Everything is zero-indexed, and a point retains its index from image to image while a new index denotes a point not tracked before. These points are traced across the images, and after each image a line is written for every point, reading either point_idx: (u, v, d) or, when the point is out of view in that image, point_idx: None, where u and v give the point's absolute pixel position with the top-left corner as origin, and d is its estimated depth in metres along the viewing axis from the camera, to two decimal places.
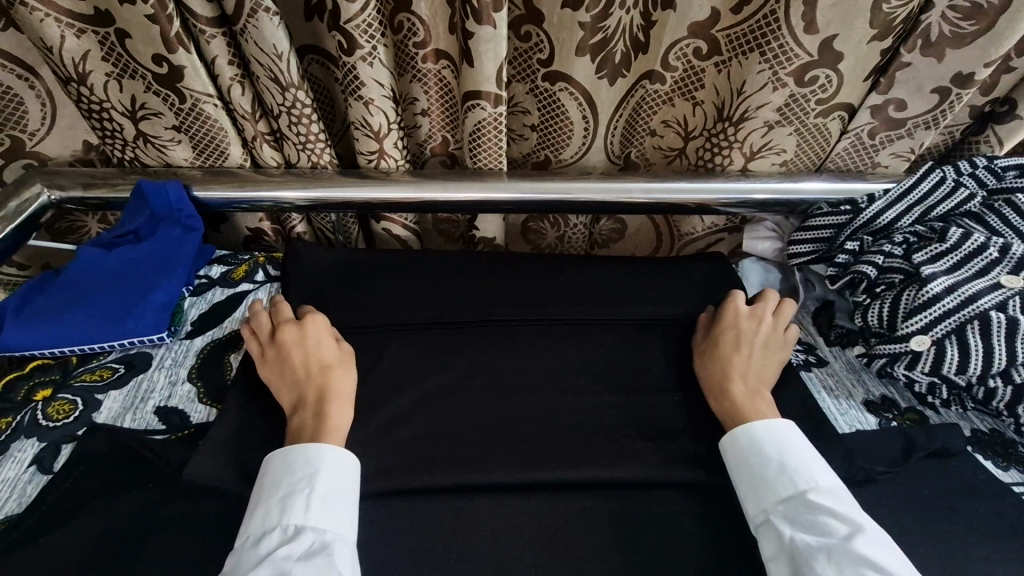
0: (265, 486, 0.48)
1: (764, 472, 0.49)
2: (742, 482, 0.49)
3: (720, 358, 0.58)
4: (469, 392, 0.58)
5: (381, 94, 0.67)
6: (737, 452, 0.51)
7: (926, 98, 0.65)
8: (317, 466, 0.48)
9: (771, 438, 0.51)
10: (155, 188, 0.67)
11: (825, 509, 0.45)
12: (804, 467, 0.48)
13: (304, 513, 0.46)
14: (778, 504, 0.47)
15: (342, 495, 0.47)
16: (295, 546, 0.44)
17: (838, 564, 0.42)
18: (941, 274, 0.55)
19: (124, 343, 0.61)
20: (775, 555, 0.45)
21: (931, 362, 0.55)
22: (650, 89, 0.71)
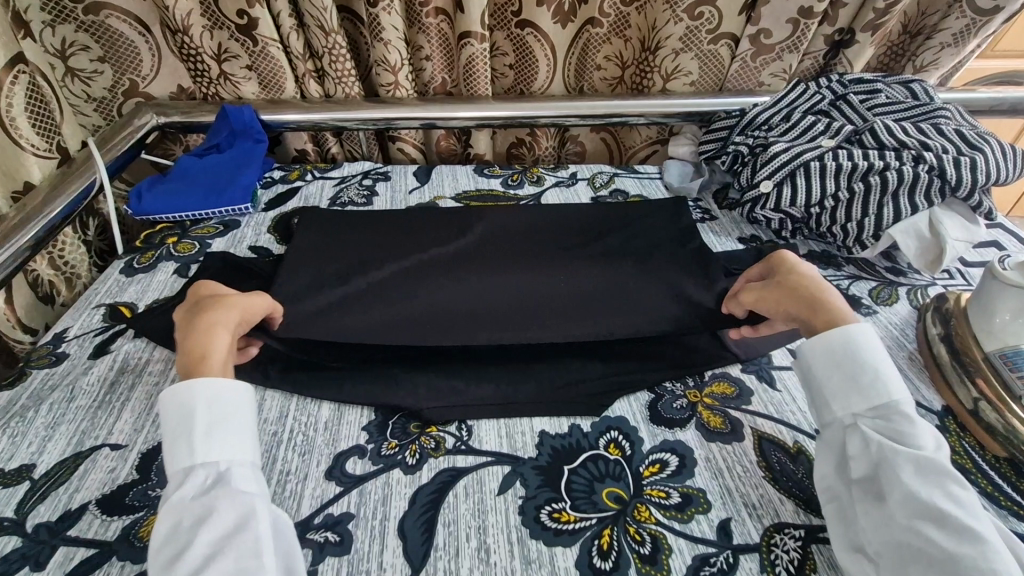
0: (167, 424, 0.48)
1: (856, 378, 0.51)
2: (836, 383, 0.52)
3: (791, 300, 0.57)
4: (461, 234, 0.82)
5: (395, 37, 0.93)
6: (833, 352, 0.52)
7: (785, 26, 0.89)
8: (218, 406, 0.49)
9: (861, 349, 0.52)
10: (235, 111, 0.93)
11: (909, 423, 0.48)
12: (892, 379, 0.51)
13: (206, 445, 0.48)
14: (868, 411, 0.50)
15: (228, 426, 0.49)
16: (197, 476, 0.47)
17: (922, 471, 0.45)
18: (784, 142, 0.81)
19: (221, 212, 0.87)
20: (858, 455, 0.49)
21: (774, 200, 0.79)
22: (592, 32, 0.95)
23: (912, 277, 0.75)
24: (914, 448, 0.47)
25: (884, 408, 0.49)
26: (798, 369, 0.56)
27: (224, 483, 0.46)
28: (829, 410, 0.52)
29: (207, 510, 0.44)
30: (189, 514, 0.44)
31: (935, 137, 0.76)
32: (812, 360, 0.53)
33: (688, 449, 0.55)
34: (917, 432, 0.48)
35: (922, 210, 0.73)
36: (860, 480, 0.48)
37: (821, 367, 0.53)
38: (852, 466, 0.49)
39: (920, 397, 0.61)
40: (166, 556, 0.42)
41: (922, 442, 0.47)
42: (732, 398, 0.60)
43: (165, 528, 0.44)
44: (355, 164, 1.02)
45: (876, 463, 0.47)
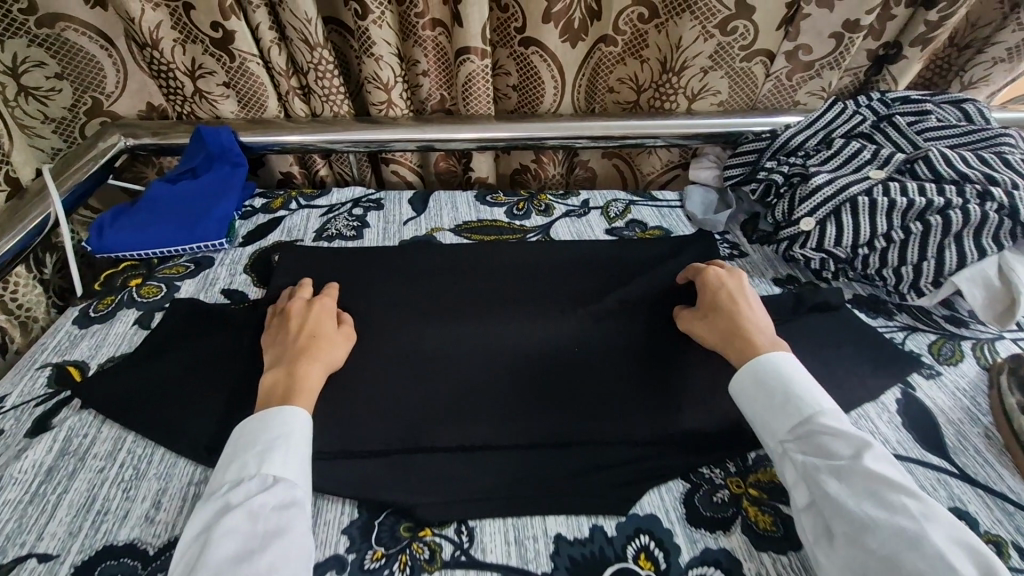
0: (236, 445, 0.48)
1: (774, 399, 0.51)
2: (759, 410, 0.52)
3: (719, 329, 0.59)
4: (460, 274, 0.73)
5: (388, 52, 0.83)
6: (750, 379, 0.53)
7: (826, 42, 0.82)
8: (298, 433, 0.49)
9: (771, 372, 0.52)
10: (211, 132, 0.84)
11: (829, 433, 0.47)
12: (806, 393, 0.50)
13: (279, 466, 0.47)
14: (793, 432, 0.49)
15: (311, 460, 0.49)
16: (273, 495, 0.45)
17: (850, 485, 0.44)
18: (826, 172, 0.71)
19: (193, 248, 0.78)
20: (795, 481, 0.47)
21: (816, 239, 0.69)
22: (605, 50, 0.87)
23: (976, 329, 0.66)
24: (839, 460, 0.45)
25: (804, 424, 0.48)
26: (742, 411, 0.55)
27: (294, 506, 0.45)
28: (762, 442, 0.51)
29: (274, 531, 0.43)
30: (254, 529, 0.42)
31: (1002, 169, 0.66)
32: (738, 394, 0.53)
33: (735, 562, 0.46)
34: (840, 442, 0.46)
35: (991, 253, 0.63)
36: (802, 507, 0.46)
37: (747, 398, 0.53)
38: (795, 494, 0.47)
39: (1005, 486, 0.51)
40: (230, 560, 0.40)
41: (846, 449, 0.46)
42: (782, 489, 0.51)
43: (226, 541, 0.41)
44: (345, 190, 0.93)
45: (809, 486, 0.46)
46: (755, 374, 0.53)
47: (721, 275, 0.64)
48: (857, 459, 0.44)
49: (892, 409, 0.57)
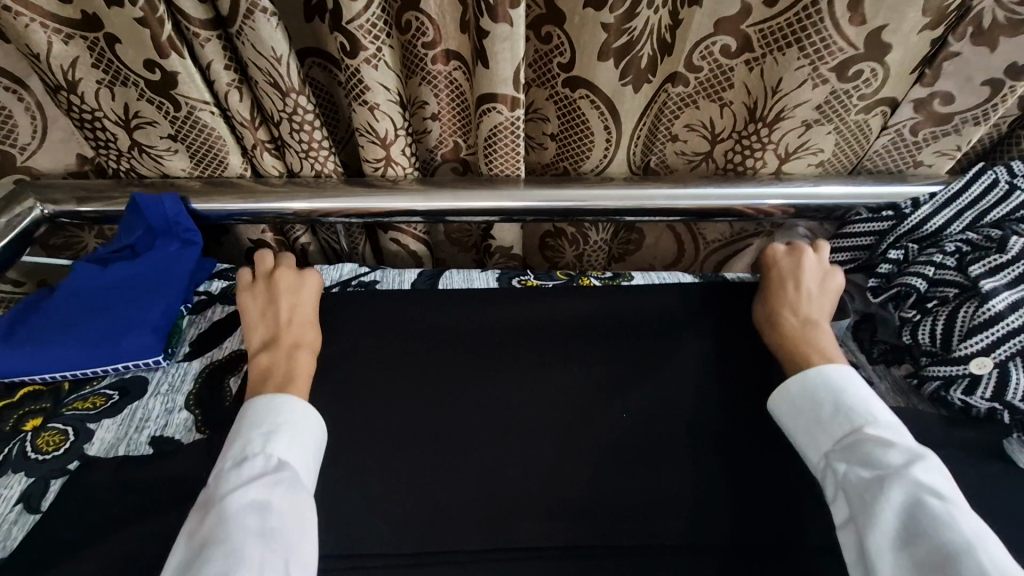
0: (237, 432, 0.48)
1: (821, 416, 0.50)
2: (801, 427, 0.50)
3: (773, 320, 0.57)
4: (483, 420, 0.54)
5: (387, 99, 0.63)
6: (796, 398, 0.51)
7: (977, 92, 0.60)
8: (298, 415, 0.49)
9: (822, 388, 0.51)
10: (151, 202, 0.63)
11: (880, 447, 0.46)
12: (860, 408, 0.49)
13: (284, 447, 0.47)
14: (838, 448, 0.48)
15: (314, 444, 0.49)
16: (281, 476, 0.45)
17: (899, 498, 0.43)
18: (1003, 288, 0.51)
19: (118, 368, 0.58)
20: (837, 497, 0.46)
21: (993, 388, 0.49)
22: (672, 92, 0.66)
23: None
24: (887, 473, 0.44)
25: (853, 438, 0.47)
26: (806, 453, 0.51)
27: (300, 486, 0.45)
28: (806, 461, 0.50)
29: (287, 507, 0.43)
30: (267, 505, 0.43)
31: None
32: (781, 413, 0.52)
33: None
34: (890, 454, 0.45)
35: None
36: (840, 522, 0.45)
37: (792, 415, 0.51)
38: (834, 509, 0.46)
39: None
40: (252, 530, 0.41)
41: (896, 461, 0.44)
42: None
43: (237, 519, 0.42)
44: (332, 267, 0.74)
45: (851, 501, 0.45)
46: (803, 373, 0.52)
47: (780, 256, 0.61)
48: (909, 473, 0.44)
49: None
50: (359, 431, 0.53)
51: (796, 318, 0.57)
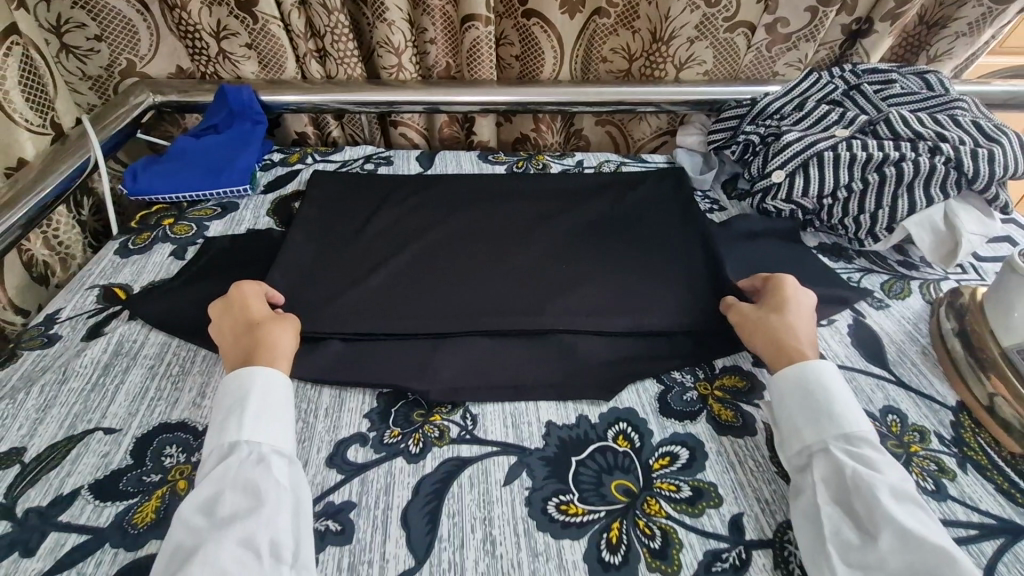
0: (217, 408, 0.51)
1: (828, 406, 0.50)
2: (805, 413, 0.51)
3: (779, 334, 0.57)
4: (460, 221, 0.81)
5: (399, 17, 0.91)
6: (804, 382, 0.52)
7: (803, 16, 0.88)
8: (268, 393, 0.51)
9: (828, 380, 0.52)
10: (234, 90, 0.90)
11: (878, 452, 0.48)
12: (858, 410, 0.51)
13: (259, 419, 0.49)
14: (839, 437, 0.49)
15: (272, 416, 0.50)
16: (237, 458, 0.47)
17: (892, 497, 0.45)
18: (795, 131, 0.79)
19: (219, 193, 0.86)
20: (828, 479, 0.47)
21: (785, 190, 0.77)
22: (599, 23, 0.94)
23: (925, 271, 0.74)
24: (884, 472, 0.46)
25: (854, 435, 0.49)
26: (771, 412, 0.55)
27: (255, 464, 0.47)
28: (797, 435, 0.51)
29: (236, 493, 0.45)
30: (224, 493, 0.44)
31: (953, 128, 0.73)
32: (787, 393, 0.53)
33: (699, 441, 0.54)
34: (886, 460, 0.47)
35: (938, 201, 0.71)
36: (824, 504, 0.46)
37: (793, 399, 0.52)
38: (820, 487, 0.47)
39: (934, 391, 0.59)
40: (198, 523, 0.43)
41: (891, 469, 0.46)
42: (744, 392, 0.59)
43: (200, 502, 0.44)
44: (357, 149, 1.01)
45: (846, 485, 0.46)
46: (816, 371, 0.53)
47: (797, 287, 0.62)
48: (903, 482, 0.46)
49: (844, 331, 0.66)
50: None
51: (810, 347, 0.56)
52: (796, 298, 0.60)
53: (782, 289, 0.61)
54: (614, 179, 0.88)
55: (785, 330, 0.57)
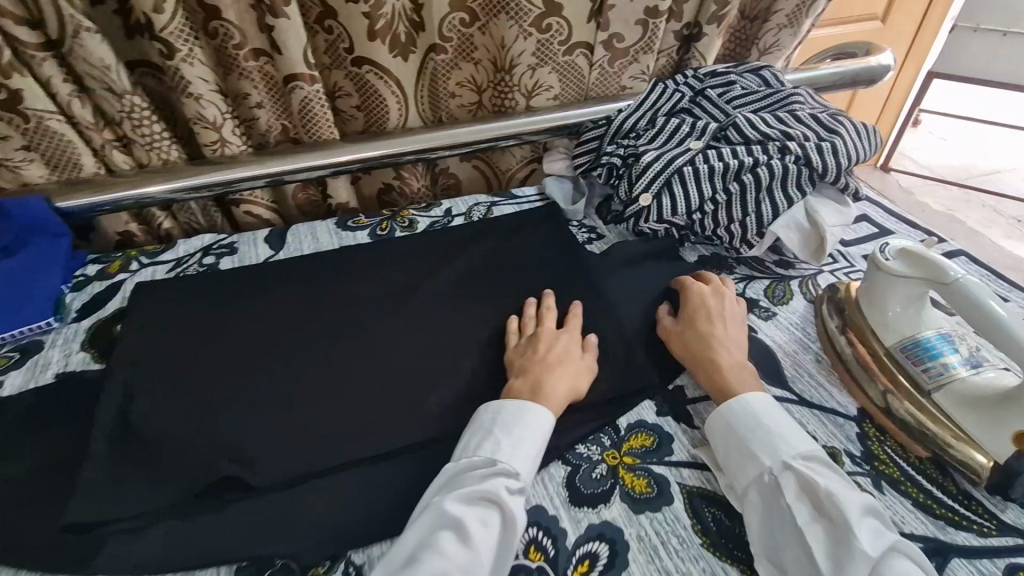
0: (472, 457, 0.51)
1: (773, 426, 0.51)
2: (755, 436, 0.50)
3: (694, 345, 0.59)
4: (316, 318, 0.73)
5: (208, 90, 0.79)
6: (744, 407, 0.53)
7: (635, 29, 0.86)
8: (544, 430, 0.52)
9: (763, 402, 0.53)
10: (18, 204, 0.74)
11: (830, 464, 0.48)
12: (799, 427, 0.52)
13: (510, 454, 0.50)
14: (794, 454, 0.49)
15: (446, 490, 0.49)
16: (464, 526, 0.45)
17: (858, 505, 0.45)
18: (652, 149, 0.77)
19: (15, 334, 0.70)
20: (799, 496, 0.46)
21: (655, 211, 0.74)
22: (438, 60, 0.88)
23: (801, 268, 0.74)
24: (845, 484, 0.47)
25: (807, 451, 0.49)
26: (712, 443, 0.53)
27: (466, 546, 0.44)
28: (754, 460, 0.49)
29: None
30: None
31: (795, 125, 0.73)
32: (732, 418, 0.52)
33: (617, 530, 0.48)
34: (840, 472, 0.48)
35: (796, 200, 0.71)
36: (802, 524, 0.44)
37: (739, 424, 0.52)
38: (795, 508, 0.45)
39: (834, 402, 0.57)
40: None
41: (848, 479, 0.47)
42: (653, 451, 0.54)
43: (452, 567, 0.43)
44: (194, 239, 0.88)
45: (816, 501, 0.45)
46: (752, 397, 0.54)
47: (707, 292, 0.64)
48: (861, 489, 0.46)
49: None
50: (231, 341, 0.69)
51: (731, 356, 0.58)
52: (709, 306, 0.63)
53: (698, 298, 0.64)
54: (475, 240, 0.85)
55: (699, 342, 0.59)
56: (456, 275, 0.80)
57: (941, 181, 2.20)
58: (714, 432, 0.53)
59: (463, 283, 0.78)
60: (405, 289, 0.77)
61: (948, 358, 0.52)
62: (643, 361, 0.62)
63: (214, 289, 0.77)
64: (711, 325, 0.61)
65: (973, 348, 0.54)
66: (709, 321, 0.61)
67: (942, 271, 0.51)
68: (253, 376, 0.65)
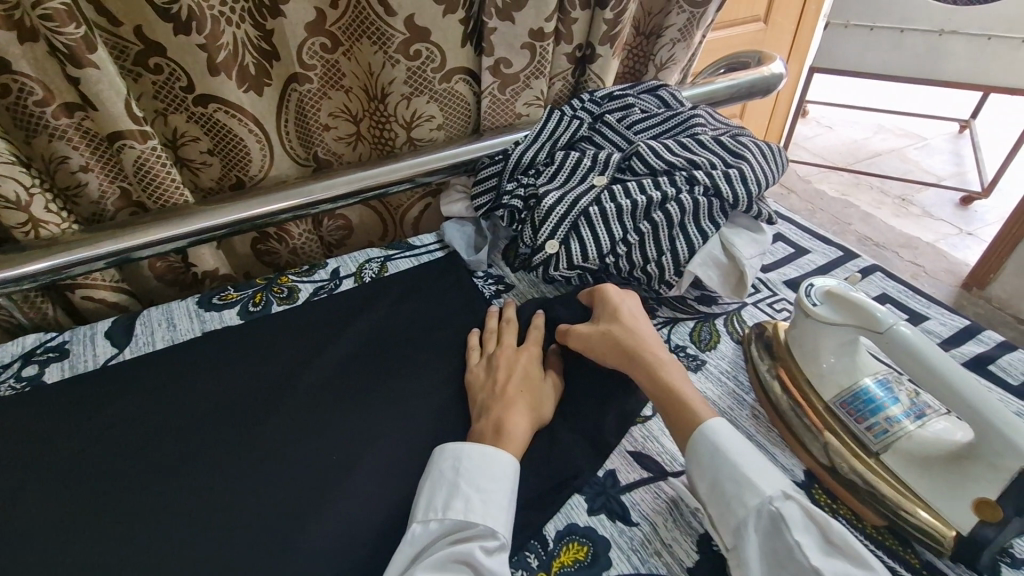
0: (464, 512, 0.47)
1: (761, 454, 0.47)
2: (750, 460, 0.46)
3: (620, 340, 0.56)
4: (178, 438, 0.61)
5: (1, 161, 0.64)
6: (730, 433, 0.49)
7: (521, 53, 0.78)
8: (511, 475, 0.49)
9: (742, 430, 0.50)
10: None
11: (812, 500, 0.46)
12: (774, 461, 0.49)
13: (484, 512, 0.46)
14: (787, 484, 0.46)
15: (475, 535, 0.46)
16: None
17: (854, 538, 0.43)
18: (555, 188, 0.69)
19: None
20: (805, 526, 0.42)
21: (565, 258, 0.66)
22: (301, 90, 0.76)
23: (723, 302, 0.69)
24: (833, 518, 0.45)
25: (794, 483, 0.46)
26: (694, 467, 0.48)
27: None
28: (753, 489, 0.45)
29: None
30: None
31: (698, 150, 0.68)
32: (724, 439, 0.48)
33: None
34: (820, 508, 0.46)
35: (711, 234, 0.66)
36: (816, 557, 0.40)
37: (731, 445, 0.47)
38: (805, 538, 0.42)
39: (779, 468, 0.51)
40: None
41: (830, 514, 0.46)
42: (587, 566, 0.46)
43: None
44: (12, 343, 0.72)
45: (826, 531, 0.42)
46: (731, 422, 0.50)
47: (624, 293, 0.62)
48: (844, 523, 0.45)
49: None
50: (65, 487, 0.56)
51: (657, 351, 0.56)
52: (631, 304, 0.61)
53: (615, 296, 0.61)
54: (370, 307, 0.74)
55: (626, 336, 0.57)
56: (347, 354, 0.69)
57: (833, 167, 2.28)
58: (703, 453, 0.48)
59: (356, 364, 0.68)
60: (284, 379, 0.66)
61: (891, 411, 0.48)
62: (565, 447, 0.54)
63: (44, 416, 0.63)
64: (632, 320, 0.58)
65: (913, 393, 0.50)
66: (632, 320, 0.58)
67: (869, 315, 0.46)
68: (94, 532, 0.53)
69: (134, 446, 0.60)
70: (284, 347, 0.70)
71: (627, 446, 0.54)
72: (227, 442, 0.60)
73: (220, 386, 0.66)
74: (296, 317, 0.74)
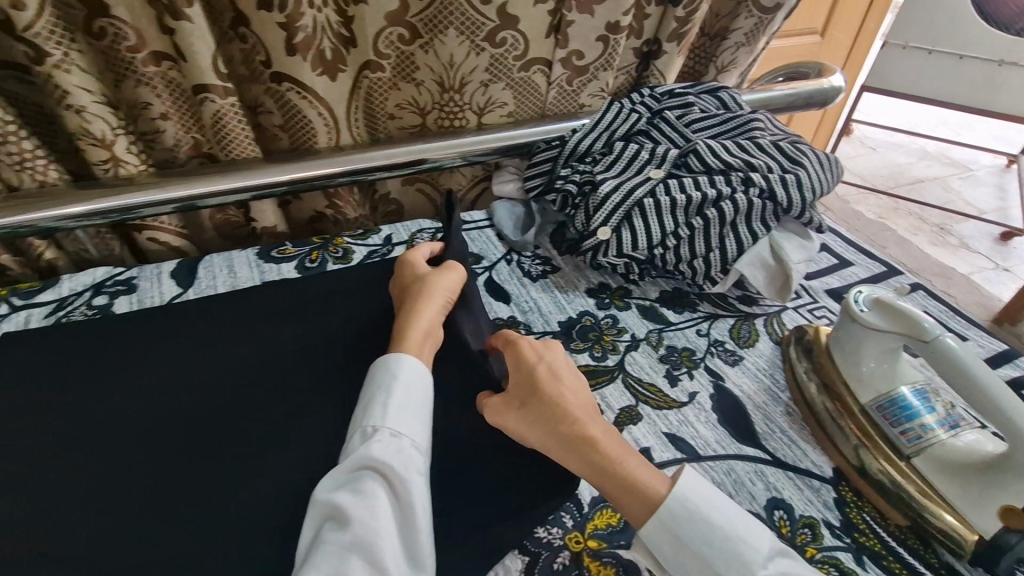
0: (381, 376, 0.52)
1: (729, 533, 0.44)
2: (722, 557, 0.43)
3: (555, 421, 0.49)
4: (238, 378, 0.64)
5: (92, 101, 0.67)
6: (694, 514, 0.44)
7: (594, 46, 0.80)
8: (422, 378, 0.52)
9: (702, 497, 0.45)
10: None
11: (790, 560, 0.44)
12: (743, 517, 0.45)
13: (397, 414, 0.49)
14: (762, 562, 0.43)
15: (417, 405, 0.51)
16: (380, 442, 0.48)
17: None
18: (611, 177, 0.71)
19: None
20: None
21: (615, 246, 0.69)
22: (373, 78, 0.77)
23: (764, 304, 0.71)
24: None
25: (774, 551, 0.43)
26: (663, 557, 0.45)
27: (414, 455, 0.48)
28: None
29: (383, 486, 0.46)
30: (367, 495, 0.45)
31: (758, 154, 0.69)
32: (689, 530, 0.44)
33: None
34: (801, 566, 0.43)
35: (761, 235, 0.68)
36: None
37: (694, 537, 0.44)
38: None
39: (809, 463, 0.53)
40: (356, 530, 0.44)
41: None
42: (619, 531, 0.50)
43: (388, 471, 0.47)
44: (82, 274, 0.75)
45: None
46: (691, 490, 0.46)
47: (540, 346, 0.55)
48: None
49: (708, 407, 0.58)
50: (131, 410, 0.60)
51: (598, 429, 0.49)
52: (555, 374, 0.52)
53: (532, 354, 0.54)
54: None
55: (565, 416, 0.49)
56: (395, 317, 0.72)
57: (872, 190, 2.26)
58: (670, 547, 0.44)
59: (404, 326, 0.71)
60: (337, 335, 0.69)
61: (925, 419, 0.50)
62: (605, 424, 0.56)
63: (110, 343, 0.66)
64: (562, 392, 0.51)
65: (947, 406, 0.52)
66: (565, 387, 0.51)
67: (915, 325, 0.48)
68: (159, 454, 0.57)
69: (196, 380, 0.64)
70: (339, 304, 0.73)
71: (661, 428, 0.56)
72: (284, 386, 0.64)
73: (277, 333, 0.69)
74: (349, 277, 0.77)
